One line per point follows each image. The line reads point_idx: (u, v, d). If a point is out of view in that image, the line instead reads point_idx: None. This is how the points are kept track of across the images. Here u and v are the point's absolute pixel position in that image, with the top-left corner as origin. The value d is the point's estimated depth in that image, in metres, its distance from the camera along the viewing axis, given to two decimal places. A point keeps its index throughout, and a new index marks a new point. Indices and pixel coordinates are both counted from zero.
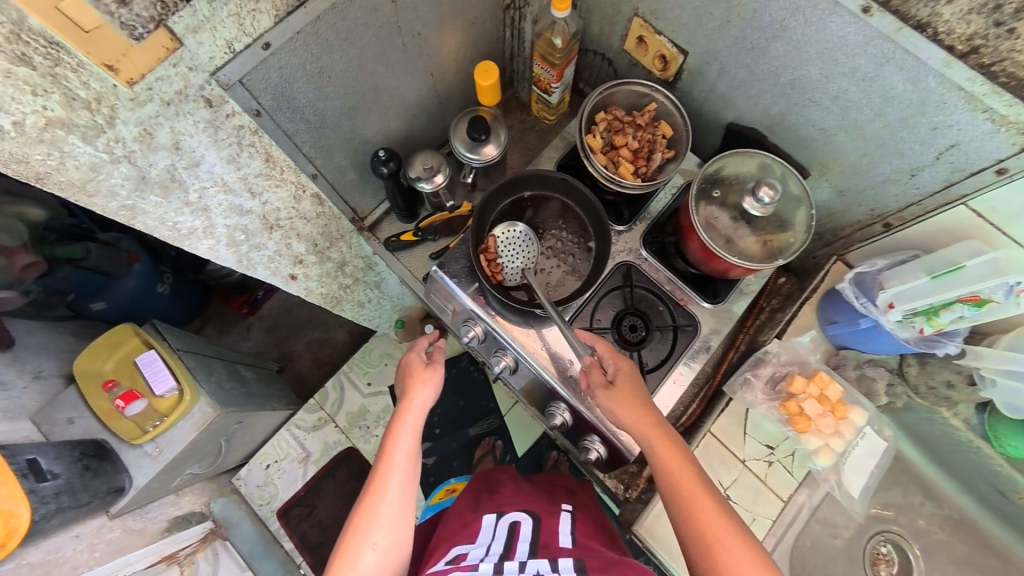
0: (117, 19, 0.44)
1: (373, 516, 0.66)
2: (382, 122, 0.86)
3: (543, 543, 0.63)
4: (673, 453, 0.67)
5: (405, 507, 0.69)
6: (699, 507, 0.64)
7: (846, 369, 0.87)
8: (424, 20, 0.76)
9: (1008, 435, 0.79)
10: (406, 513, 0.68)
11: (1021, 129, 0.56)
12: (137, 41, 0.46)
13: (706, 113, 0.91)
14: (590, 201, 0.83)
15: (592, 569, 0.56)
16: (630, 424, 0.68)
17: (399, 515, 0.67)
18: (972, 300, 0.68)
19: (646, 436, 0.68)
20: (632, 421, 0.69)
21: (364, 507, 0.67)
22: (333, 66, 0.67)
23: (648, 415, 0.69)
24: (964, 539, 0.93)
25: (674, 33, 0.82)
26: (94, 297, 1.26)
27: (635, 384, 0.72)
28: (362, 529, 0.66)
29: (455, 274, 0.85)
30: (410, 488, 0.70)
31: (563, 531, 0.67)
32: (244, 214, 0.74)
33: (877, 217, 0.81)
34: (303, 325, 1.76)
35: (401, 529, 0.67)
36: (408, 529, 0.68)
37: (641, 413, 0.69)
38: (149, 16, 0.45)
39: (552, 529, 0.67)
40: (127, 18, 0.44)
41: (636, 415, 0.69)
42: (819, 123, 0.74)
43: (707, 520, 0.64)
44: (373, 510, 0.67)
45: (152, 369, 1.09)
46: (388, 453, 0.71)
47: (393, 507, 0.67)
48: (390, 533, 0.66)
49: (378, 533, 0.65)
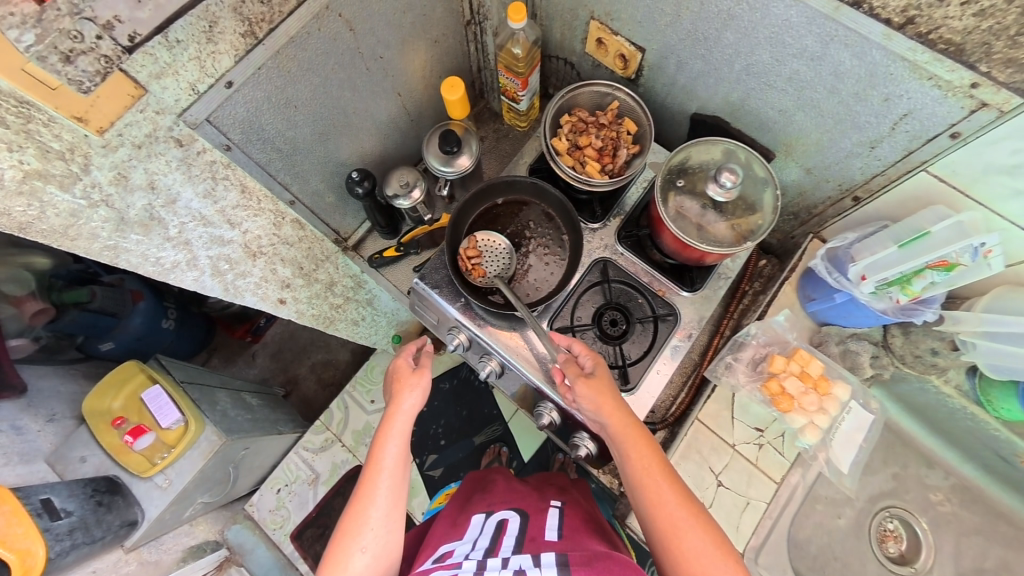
0: (65, 76, 0.46)
1: (363, 520, 0.67)
2: (355, 144, 0.90)
3: (529, 537, 0.64)
4: (637, 441, 0.67)
5: (395, 509, 0.70)
6: (663, 495, 0.64)
7: (829, 345, 0.86)
8: (385, 43, 0.81)
9: (1001, 398, 0.77)
10: (396, 517, 0.69)
11: (967, 92, 0.57)
12: (87, 93, 0.49)
13: (670, 105, 0.93)
14: (560, 201, 0.86)
15: (574, 564, 0.56)
16: (594, 407, 0.69)
17: (388, 519, 0.68)
18: (942, 265, 0.67)
19: (616, 422, 0.68)
20: (603, 411, 0.69)
21: (354, 512, 0.68)
22: (300, 96, 0.71)
23: (616, 401, 0.70)
24: (972, 510, 0.91)
25: (630, 32, 0.84)
26: (102, 338, 1.32)
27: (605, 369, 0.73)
28: (353, 533, 0.67)
29: (436, 284, 0.87)
30: (400, 491, 0.71)
31: (550, 526, 0.67)
32: (225, 244, 0.77)
33: (846, 191, 0.81)
34: (306, 348, 1.79)
35: (391, 533, 0.68)
36: (398, 531, 0.69)
37: (611, 398, 0.70)
38: (95, 70, 0.47)
39: (540, 525, 0.67)
40: (74, 75, 0.47)
41: (605, 401, 0.69)
42: (777, 105, 0.76)
43: (671, 506, 0.63)
44: (363, 514, 0.68)
45: (158, 403, 1.13)
46: (377, 457, 0.72)
47: (382, 510, 0.68)
48: (379, 537, 0.67)
49: (368, 537, 0.67)
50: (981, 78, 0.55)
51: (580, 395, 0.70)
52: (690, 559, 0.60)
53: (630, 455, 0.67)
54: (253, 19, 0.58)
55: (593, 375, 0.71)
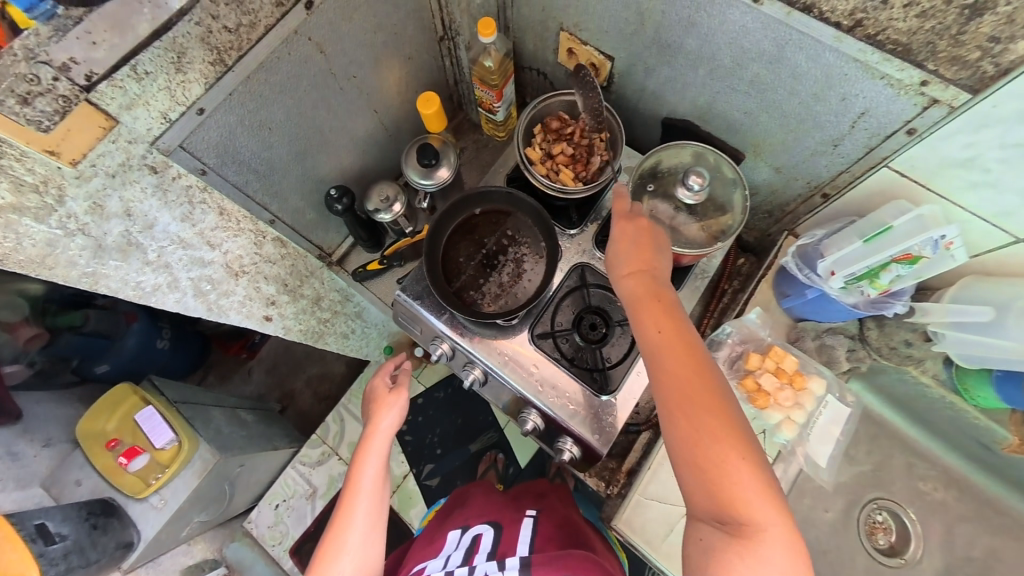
0: (24, 117, 0.49)
1: (340, 543, 0.68)
2: (333, 160, 0.92)
3: (500, 551, 0.66)
4: (660, 304, 0.63)
5: (373, 530, 0.71)
6: (683, 358, 0.58)
7: (806, 341, 0.87)
8: (358, 63, 0.83)
9: (977, 386, 0.78)
10: (374, 538, 0.70)
11: (918, 90, 0.58)
12: (47, 132, 0.50)
13: (642, 111, 0.94)
14: (535, 208, 0.88)
15: (536, 565, 0.60)
16: (619, 268, 0.67)
17: (367, 540, 0.70)
18: (906, 258, 0.68)
19: (640, 283, 0.65)
20: (631, 271, 0.67)
21: (332, 535, 0.69)
22: (273, 118, 0.73)
23: (643, 269, 0.66)
24: (961, 499, 0.91)
25: (598, 42, 0.86)
26: (96, 360, 1.33)
27: (646, 235, 0.69)
28: (330, 556, 0.68)
29: (417, 295, 0.88)
30: (378, 511, 0.72)
31: (522, 537, 0.69)
32: (206, 264, 0.79)
33: (815, 188, 0.83)
34: (301, 362, 1.80)
35: (369, 555, 0.69)
36: (375, 553, 0.70)
37: (638, 265, 0.67)
38: (53, 109, 0.50)
39: (512, 537, 0.69)
40: (33, 115, 0.49)
41: (631, 268, 0.67)
42: (742, 107, 0.78)
43: (690, 372, 0.57)
44: (340, 537, 0.69)
45: (151, 423, 1.13)
46: (355, 479, 0.73)
47: (360, 532, 0.69)
48: (358, 558, 0.68)
49: (346, 559, 0.67)
50: (930, 76, 0.56)
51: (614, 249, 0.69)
52: (696, 425, 0.55)
53: (653, 315, 0.62)
54: (221, 48, 0.60)
55: (627, 241, 0.69)
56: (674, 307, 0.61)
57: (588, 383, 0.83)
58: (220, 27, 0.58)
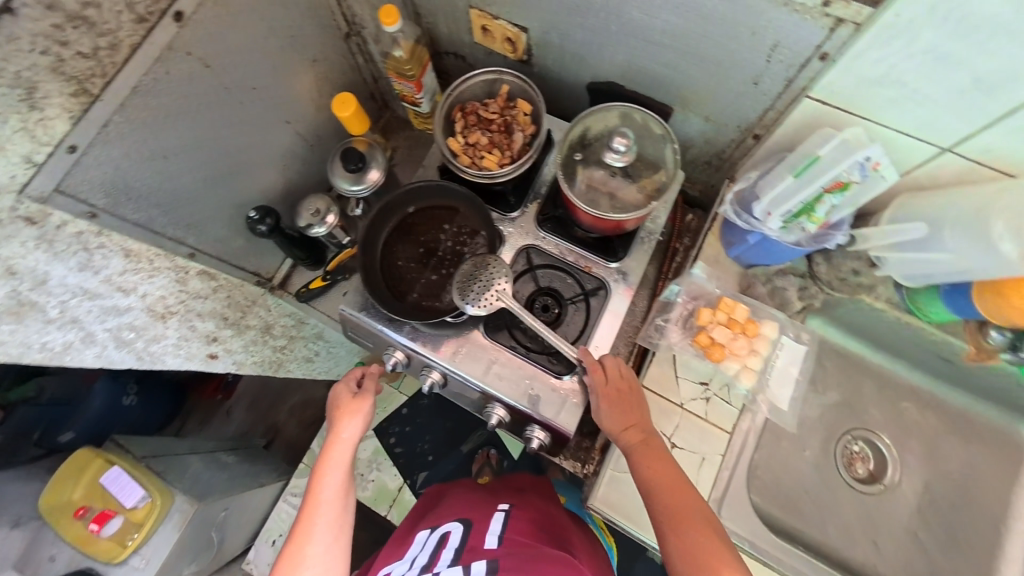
0: None
1: (300, 558, 0.67)
2: (252, 180, 0.87)
3: (468, 548, 0.66)
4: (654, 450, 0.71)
5: (336, 542, 0.70)
6: (682, 506, 0.66)
7: (757, 287, 0.86)
8: (256, 73, 0.79)
9: (927, 303, 0.77)
10: (337, 551, 0.69)
11: (823, 11, 0.56)
12: None
13: (566, 79, 0.91)
14: (469, 197, 0.85)
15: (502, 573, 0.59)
16: (614, 426, 0.74)
17: (328, 553, 0.68)
18: (837, 186, 0.67)
19: (632, 436, 0.73)
20: (621, 424, 0.74)
21: (292, 549, 0.68)
22: (168, 145, 0.69)
23: (635, 420, 0.74)
24: (934, 416, 0.92)
25: (508, 14, 0.82)
26: (63, 429, 1.34)
27: (631, 394, 0.76)
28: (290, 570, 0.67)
29: (362, 306, 0.85)
30: (341, 523, 0.71)
31: (491, 533, 0.68)
32: (123, 312, 0.72)
33: (746, 131, 0.81)
34: (282, 392, 1.75)
35: (331, 567, 0.68)
36: (339, 564, 0.69)
37: (631, 418, 0.75)
38: None
39: (480, 534, 0.68)
40: None
41: (625, 420, 0.74)
42: (661, 59, 0.75)
43: (687, 515, 0.65)
44: (300, 551, 0.67)
45: (119, 483, 1.10)
46: (316, 490, 0.71)
47: (322, 546, 0.68)
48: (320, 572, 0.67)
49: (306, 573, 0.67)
50: None
51: (605, 405, 0.74)
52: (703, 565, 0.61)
53: (647, 468, 0.70)
54: (81, 76, 0.56)
55: (615, 399, 0.75)
56: (665, 455, 0.69)
57: (549, 367, 0.81)
58: (73, 53, 0.54)
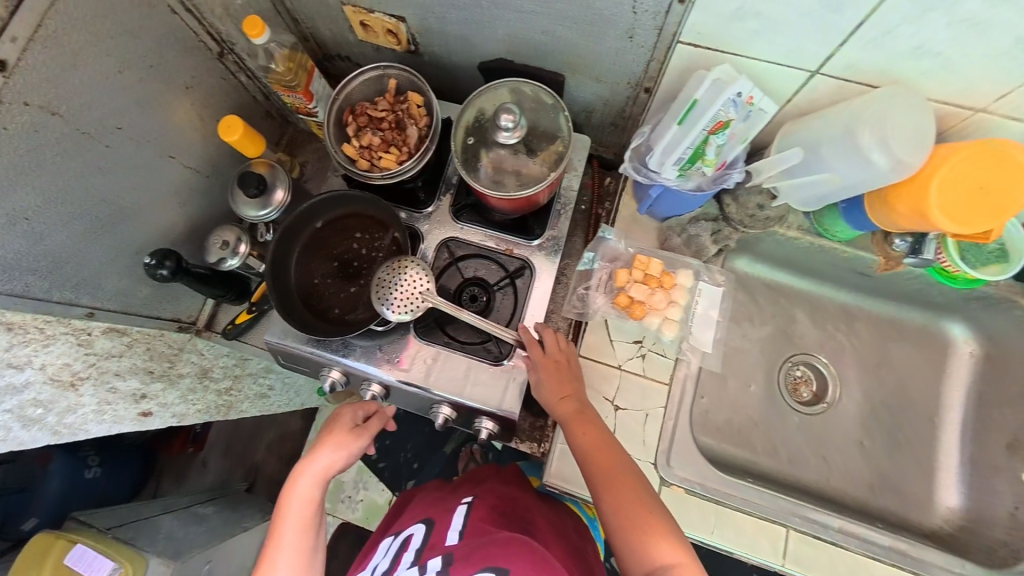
0: None
1: None
2: (145, 224, 0.83)
3: (430, 546, 0.67)
4: (588, 419, 0.73)
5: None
6: (616, 472, 0.69)
7: (673, 239, 0.88)
8: (119, 111, 0.74)
9: (831, 223, 0.83)
10: None
11: None
12: None
13: (456, 63, 0.89)
14: (375, 201, 0.82)
15: (456, 562, 0.60)
16: (552, 396, 0.74)
17: None
18: (718, 127, 0.68)
19: (568, 406, 0.74)
20: (558, 396, 0.75)
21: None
22: (28, 204, 0.64)
23: (569, 391, 0.75)
24: (864, 328, 0.96)
25: (379, 5, 0.79)
26: (24, 515, 1.27)
27: (566, 366, 0.77)
28: None
29: (286, 331, 0.83)
30: (304, 556, 0.71)
31: (452, 528, 0.68)
32: (22, 389, 0.69)
33: (637, 86, 0.81)
34: (256, 431, 1.70)
35: None
36: None
37: (565, 388, 0.76)
38: None
39: (442, 530, 0.69)
40: None
41: (562, 391, 0.75)
42: (536, 27, 0.74)
43: (619, 479, 0.68)
44: None
45: (86, 559, 1.03)
46: (281, 519, 0.72)
47: None
48: None
49: None
50: None
51: (541, 377, 0.75)
52: (633, 526, 0.65)
53: (586, 436, 0.71)
54: None
55: (552, 371, 0.75)
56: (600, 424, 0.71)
57: (485, 356, 0.80)
58: None
